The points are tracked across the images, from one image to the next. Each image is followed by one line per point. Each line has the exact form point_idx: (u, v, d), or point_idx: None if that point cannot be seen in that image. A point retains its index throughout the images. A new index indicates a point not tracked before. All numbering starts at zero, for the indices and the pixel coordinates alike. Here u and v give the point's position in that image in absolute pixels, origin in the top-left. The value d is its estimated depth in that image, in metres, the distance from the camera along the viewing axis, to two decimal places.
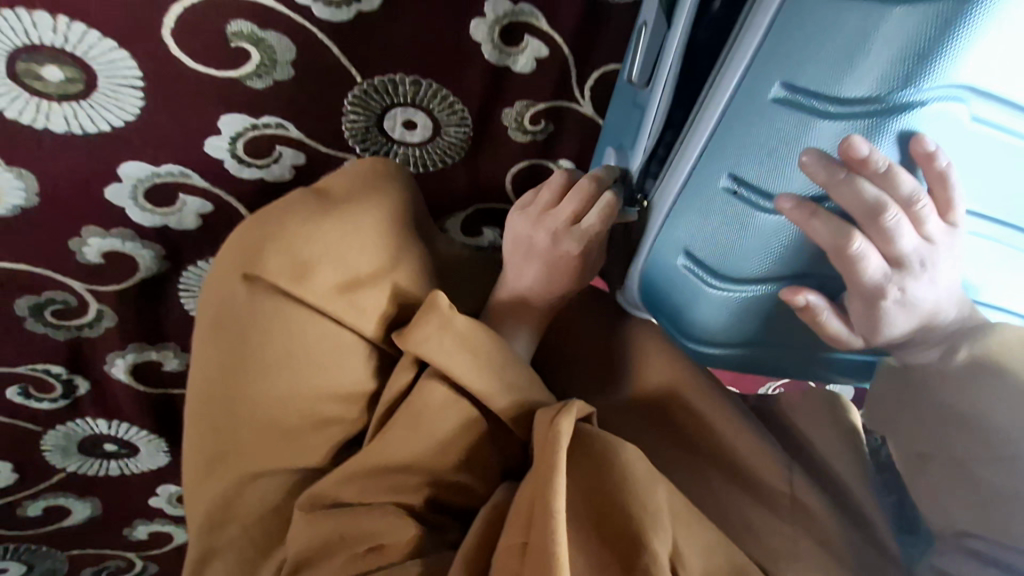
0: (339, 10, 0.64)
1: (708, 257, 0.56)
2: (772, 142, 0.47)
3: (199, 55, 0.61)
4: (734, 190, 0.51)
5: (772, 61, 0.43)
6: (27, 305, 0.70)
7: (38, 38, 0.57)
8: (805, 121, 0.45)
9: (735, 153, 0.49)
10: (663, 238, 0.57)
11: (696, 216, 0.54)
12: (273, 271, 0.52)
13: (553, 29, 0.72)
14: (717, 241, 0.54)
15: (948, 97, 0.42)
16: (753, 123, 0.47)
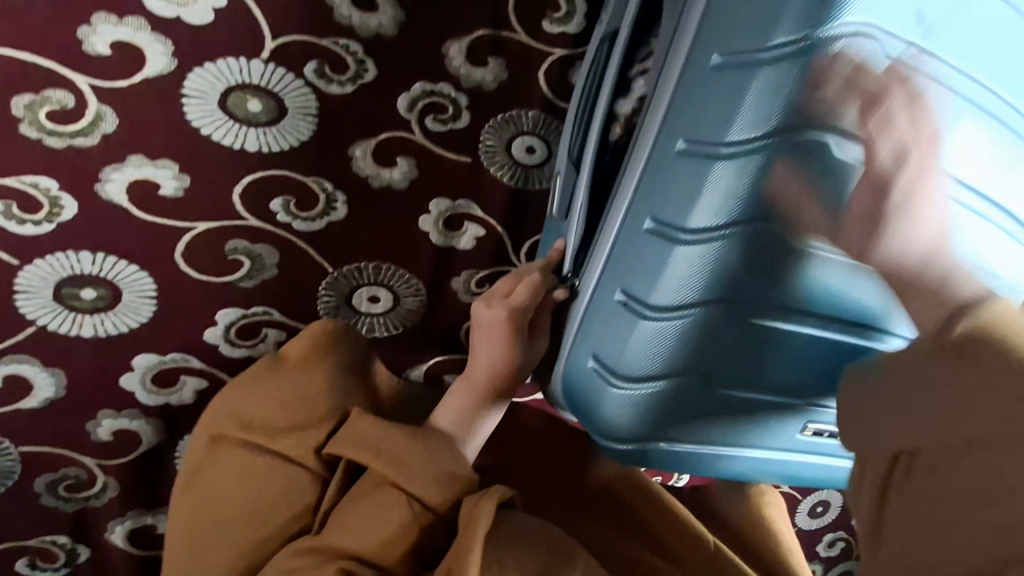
0: (313, 221, 0.82)
1: (614, 362, 0.64)
2: (646, 261, 0.58)
3: (202, 268, 0.79)
4: (625, 301, 0.61)
5: (646, 198, 0.57)
6: (44, 482, 0.81)
7: (80, 269, 0.74)
8: (668, 245, 0.56)
9: (624, 270, 0.61)
10: (580, 340, 0.67)
11: (601, 323, 0.64)
12: (237, 423, 0.73)
13: (486, 215, 0.90)
14: (616, 346, 0.63)
15: (764, 227, 0.54)
16: (633, 244, 0.59)
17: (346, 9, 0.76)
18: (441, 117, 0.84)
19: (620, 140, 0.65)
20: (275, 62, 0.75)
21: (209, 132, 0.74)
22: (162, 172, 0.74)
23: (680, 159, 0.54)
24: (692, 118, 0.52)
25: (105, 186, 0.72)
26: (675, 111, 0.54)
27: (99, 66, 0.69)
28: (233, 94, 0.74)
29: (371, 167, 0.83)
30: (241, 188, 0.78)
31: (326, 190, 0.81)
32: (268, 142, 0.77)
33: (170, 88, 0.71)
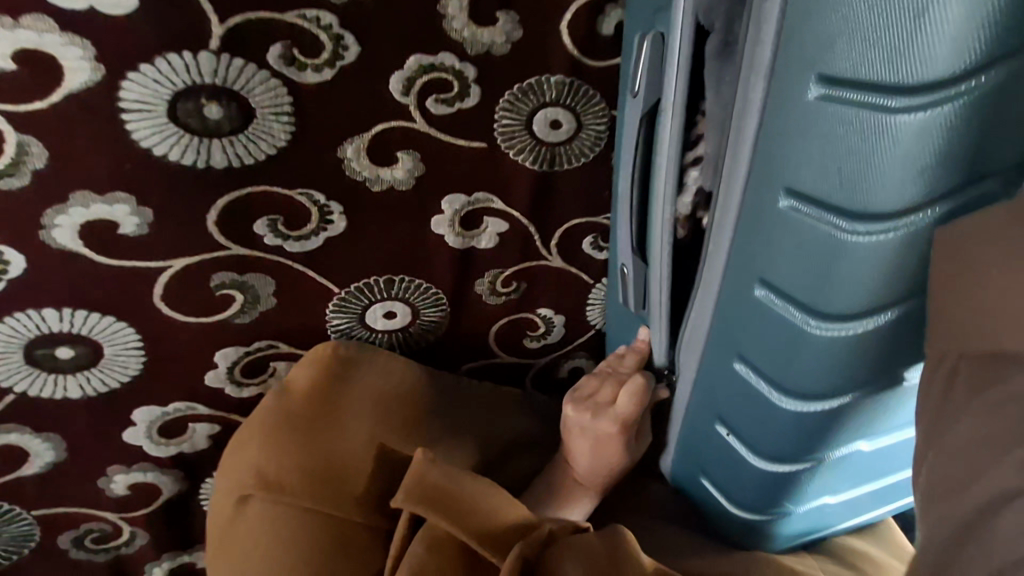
0: (308, 240, 0.69)
1: (742, 430, 0.59)
2: (781, 336, 0.52)
3: (188, 309, 0.68)
4: (750, 373, 0.56)
5: (751, 267, 0.52)
6: (69, 538, 0.76)
7: (48, 328, 0.64)
8: (802, 321, 0.50)
9: (750, 342, 0.54)
10: (699, 407, 0.64)
11: (725, 394, 0.59)
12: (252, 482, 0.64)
13: (508, 207, 0.76)
14: (747, 418, 0.58)
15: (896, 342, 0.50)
16: (755, 316, 0.53)
17: None
18: (445, 97, 0.68)
19: (688, 244, 0.61)
20: (227, 52, 0.58)
21: (163, 152, 0.60)
22: (117, 208, 0.61)
23: (773, 302, 0.51)
24: (796, 229, 0.47)
25: (52, 232, 0.60)
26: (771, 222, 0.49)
27: (7, 86, 0.54)
28: (183, 100, 0.58)
29: (368, 169, 0.68)
30: (216, 214, 0.64)
31: (319, 203, 0.68)
32: (238, 154, 0.62)
33: (102, 103, 0.56)
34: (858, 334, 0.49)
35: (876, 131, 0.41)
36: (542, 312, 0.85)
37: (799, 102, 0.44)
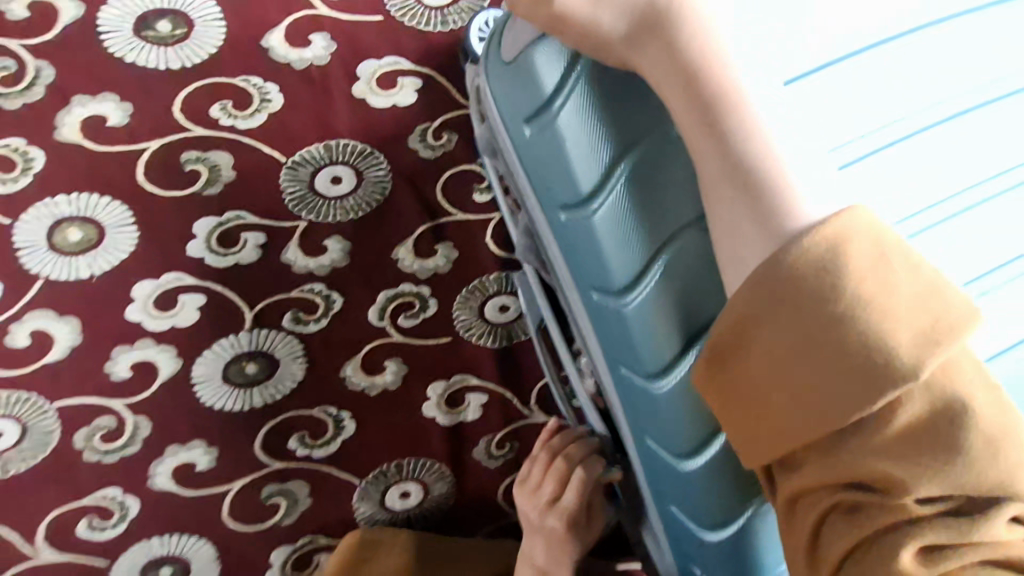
0: (329, 444, 0.89)
1: (703, 569, 0.68)
2: (675, 482, 0.64)
3: (248, 519, 0.87)
4: (677, 516, 0.67)
5: (636, 427, 0.66)
6: None
7: (154, 553, 0.84)
8: (678, 465, 0.62)
9: (664, 489, 0.67)
10: (671, 550, 0.73)
11: (676, 537, 0.70)
12: None
13: (483, 381, 0.93)
14: (695, 554, 0.68)
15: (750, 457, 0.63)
16: (656, 468, 0.66)
17: (301, 260, 0.87)
18: (411, 313, 0.90)
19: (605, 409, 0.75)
20: (257, 327, 0.85)
21: (223, 405, 0.85)
22: (195, 451, 0.85)
23: (657, 451, 0.64)
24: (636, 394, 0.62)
25: (155, 478, 0.84)
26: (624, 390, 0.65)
27: (124, 386, 0.82)
28: (232, 366, 0.85)
29: (364, 379, 0.89)
30: (260, 439, 0.87)
31: (333, 414, 0.89)
32: (272, 393, 0.86)
33: (182, 383, 0.84)
34: (716, 458, 0.61)
35: (627, 323, 0.57)
36: None
37: (594, 314, 0.62)
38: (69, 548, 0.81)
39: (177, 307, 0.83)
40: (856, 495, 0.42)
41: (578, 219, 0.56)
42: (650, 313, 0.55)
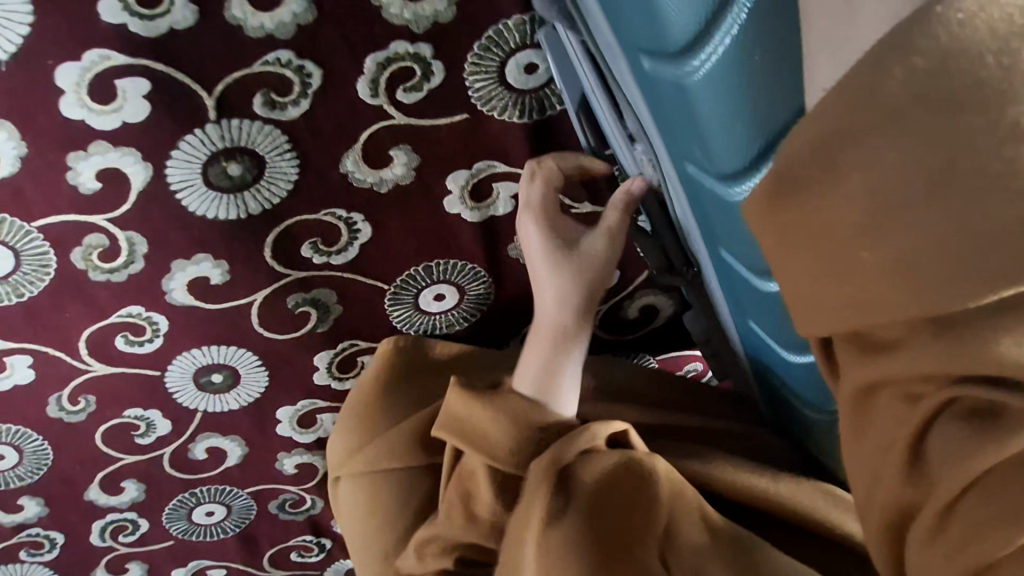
0: (347, 251, 0.79)
1: (789, 381, 0.65)
2: (759, 301, 0.58)
3: (279, 328, 0.83)
4: (762, 331, 0.62)
5: (713, 234, 0.58)
6: (274, 506, 1.02)
7: (201, 362, 0.85)
8: (756, 281, 0.56)
9: (749, 305, 0.61)
10: (753, 356, 0.70)
11: (760, 349, 0.66)
12: (355, 448, 0.78)
13: (514, 167, 0.75)
14: (779, 368, 0.65)
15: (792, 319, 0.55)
16: (739, 281, 0.60)
17: (254, 21, 0.64)
18: (412, 84, 0.69)
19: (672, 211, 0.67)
20: (225, 117, 0.68)
21: (215, 214, 0.74)
22: (203, 265, 0.77)
23: (736, 263, 0.58)
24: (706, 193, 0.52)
25: (172, 295, 0.78)
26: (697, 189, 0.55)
27: (99, 200, 0.71)
28: (211, 168, 0.71)
29: (369, 174, 0.73)
30: (270, 249, 0.77)
31: (343, 218, 0.76)
32: (266, 197, 0.73)
33: (161, 192, 0.71)
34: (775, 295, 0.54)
35: (689, 100, 0.48)
36: None
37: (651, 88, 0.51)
38: (116, 362, 0.84)
39: (119, 98, 0.66)
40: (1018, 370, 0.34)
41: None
42: (721, 72, 0.46)
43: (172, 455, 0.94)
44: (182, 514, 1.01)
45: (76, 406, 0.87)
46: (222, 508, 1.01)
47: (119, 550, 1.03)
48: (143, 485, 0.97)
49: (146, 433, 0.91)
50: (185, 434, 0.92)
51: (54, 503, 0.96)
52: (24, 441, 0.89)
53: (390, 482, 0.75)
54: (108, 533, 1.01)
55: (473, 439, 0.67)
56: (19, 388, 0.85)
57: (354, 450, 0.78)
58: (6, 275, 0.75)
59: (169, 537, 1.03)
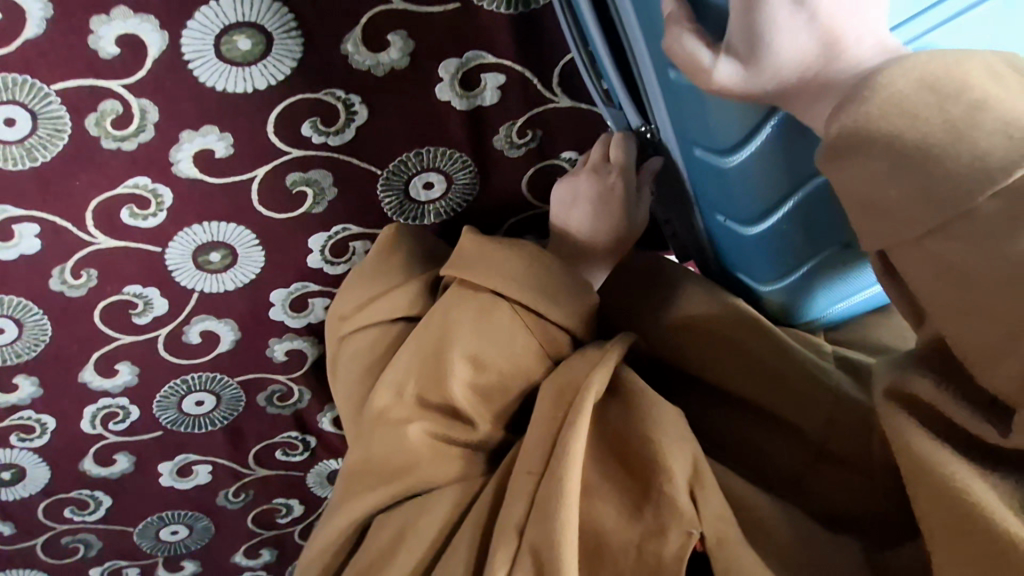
0: (343, 133, 0.86)
1: (728, 214, 0.67)
2: (694, 107, 0.59)
3: (277, 207, 0.89)
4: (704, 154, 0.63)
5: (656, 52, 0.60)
6: (263, 398, 1.08)
7: (200, 239, 0.91)
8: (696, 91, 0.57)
9: (690, 129, 0.63)
10: (696, 200, 0.73)
11: (700, 185, 0.68)
12: (355, 318, 0.84)
13: (500, 59, 0.83)
14: (718, 199, 0.67)
15: (787, 147, 0.59)
16: (679, 101, 0.61)
17: None
18: None
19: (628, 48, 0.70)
20: None
21: (223, 87, 0.80)
22: (210, 137, 0.83)
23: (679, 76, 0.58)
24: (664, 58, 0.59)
25: (178, 166, 0.84)
26: (658, 60, 0.59)
27: (117, 65, 0.77)
28: (223, 41, 0.77)
29: (369, 56, 0.81)
30: (273, 125, 0.84)
31: (341, 98, 0.83)
32: (272, 73, 0.80)
33: (175, 60, 0.78)
34: (772, 131, 0.57)
35: None
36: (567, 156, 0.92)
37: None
38: (120, 235, 0.89)
39: None
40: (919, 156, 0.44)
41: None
42: None
43: (167, 339, 0.99)
44: (173, 402, 1.06)
45: (78, 280, 0.92)
46: (212, 398, 1.06)
47: (109, 439, 1.08)
48: (137, 369, 1.01)
49: (143, 312, 0.96)
50: (181, 315, 0.97)
51: (47, 384, 1.00)
52: (25, 315, 0.93)
53: (387, 341, 0.82)
54: (99, 420, 1.05)
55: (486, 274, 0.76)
56: (23, 259, 0.89)
57: (354, 319, 0.85)
58: (23, 138, 0.80)
59: (159, 427, 1.08)
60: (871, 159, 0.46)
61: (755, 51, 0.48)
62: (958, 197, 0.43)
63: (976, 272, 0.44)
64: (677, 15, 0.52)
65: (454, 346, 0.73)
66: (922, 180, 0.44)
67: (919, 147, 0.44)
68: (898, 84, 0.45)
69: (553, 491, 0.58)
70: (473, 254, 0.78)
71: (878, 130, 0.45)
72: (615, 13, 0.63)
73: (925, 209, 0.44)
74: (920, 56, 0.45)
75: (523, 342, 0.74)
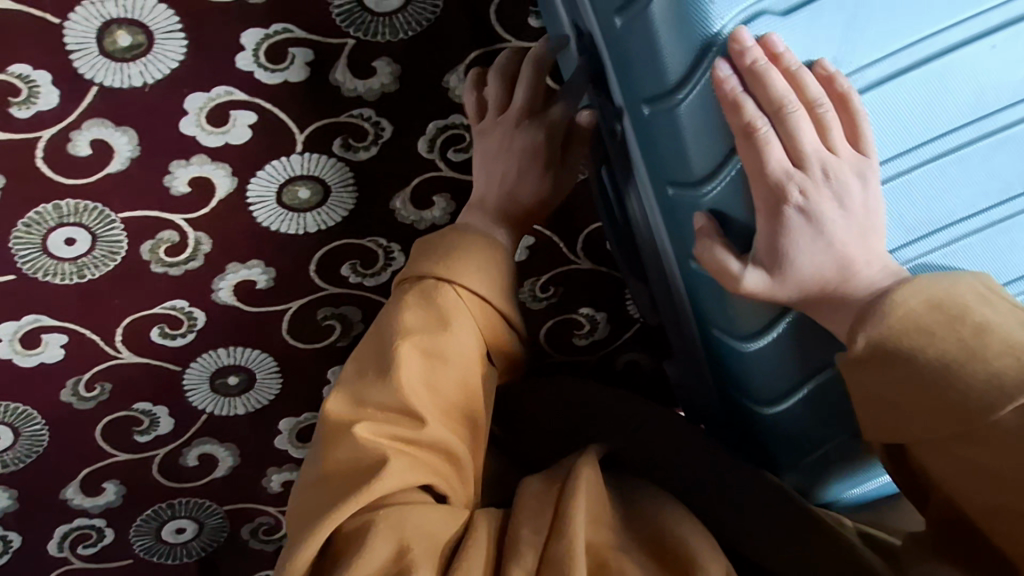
0: (380, 274, 0.92)
1: (740, 391, 0.70)
2: (712, 298, 0.64)
3: (304, 337, 0.93)
4: (718, 338, 0.68)
5: (681, 249, 0.65)
6: (248, 530, 1.03)
7: (222, 362, 0.92)
8: (717, 288, 0.63)
9: (704, 314, 0.68)
10: (707, 370, 0.76)
11: (711, 358, 0.72)
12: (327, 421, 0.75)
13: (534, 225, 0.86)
14: (731, 376, 0.70)
15: (803, 339, 0.63)
16: (697, 290, 0.66)
17: (350, 82, 0.81)
18: (461, 146, 0.88)
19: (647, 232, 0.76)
20: (308, 150, 0.85)
21: (277, 227, 0.87)
22: (254, 270, 0.88)
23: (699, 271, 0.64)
24: (688, 254, 0.65)
25: (218, 293, 0.88)
26: (681, 253, 0.65)
27: (185, 201, 0.84)
28: (285, 189, 0.85)
29: (412, 212, 0.90)
30: (315, 264, 0.89)
31: (383, 245, 0.91)
32: (325, 219, 0.88)
33: (239, 201, 0.85)
34: (788, 326, 0.62)
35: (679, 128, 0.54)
36: (584, 311, 0.98)
37: (656, 172, 0.61)
38: (145, 351, 0.91)
39: (229, 124, 0.81)
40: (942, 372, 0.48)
41: (637, 17, 0.52)
42: (702, 105, 0.53)
43: (163, 460, 0.96)
44: (150, 529, 1.00)
45: (91, 393, 0.92)
46: (194, 526, 1.01)
47: (73, 563, 1.00)
48: (123, 489, 0.97)
49: (146, 431, 0.94)
50: (183, 437, 0.95)
51: (25, 499, 0.95)
52: (25, 424, 0.91)
53: None
54: (67, 542, 0.99)
55: (445, 247, 0.70)
56: (42, 367, 0.89)
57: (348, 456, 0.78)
58: (78, 257, 0.85)
59: (130, 554, 1.01)
60: (891, 370, 0.50)
61: (779, 264, 0.55)
62: (976, 412, 0.46)
63: (1000, 478, 0.46)
64: (708, 227, 0.57)
65: (414, 343, 0.65)
66: (941, 394, 0.48)
67: (939, 362, 0.48)
68: (909, 303, 0.50)
69: (570, 564, 0.56)
70: (425, 243, 0.72)
71: (900, 348, 0.49)
72: (641, 208, 0.70)
73: (946, 416, 0.48)
74: (921, 279, 0.51)
75: (465, 319, 0.68)
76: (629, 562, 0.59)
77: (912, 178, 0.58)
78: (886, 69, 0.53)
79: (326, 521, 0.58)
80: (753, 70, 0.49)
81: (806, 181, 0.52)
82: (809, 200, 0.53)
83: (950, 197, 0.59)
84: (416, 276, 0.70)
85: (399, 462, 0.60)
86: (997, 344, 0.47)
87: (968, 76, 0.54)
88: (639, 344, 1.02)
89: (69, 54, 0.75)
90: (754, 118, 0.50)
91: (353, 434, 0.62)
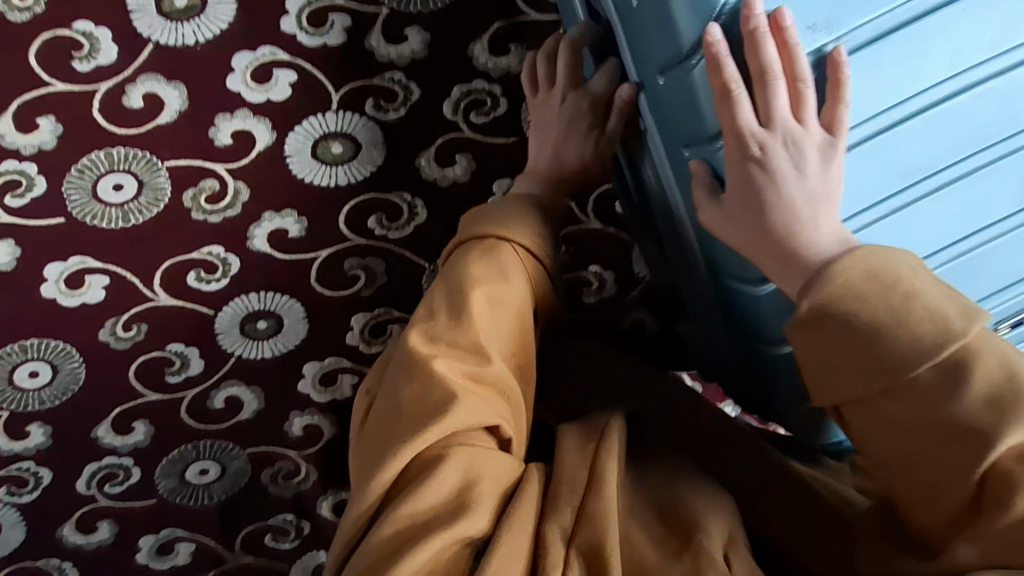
0: (403, 227, 0.99)
1: (742, 331, 0.77)
2: (709, 239, 0.71)
3: (331, 285, 0.99)
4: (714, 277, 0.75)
5: (684, 197, 0.72)
6: (269, 474, 1.07)
7: (253, 307, 0.98)
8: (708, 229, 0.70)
9: (705, 256, 0.74)
10: (714, 315, 0.82)
11: (716, 299, 0.79)
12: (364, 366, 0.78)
13: None
14: (732, 314, 0.77)
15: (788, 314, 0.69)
16: (699, 233, 0.73)
17: (383, 47, 0.90)
18: (482, 110, 0.95)
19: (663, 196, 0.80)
20: (343, 108, 0.92)
21: (310, 179, 0.94)
22: (287, 219, 0.95)
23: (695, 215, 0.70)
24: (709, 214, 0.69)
25: (253, 240, 0.95)
26: (686, 200, 0.72)
27: (227, 152, 0.91)
28: (320, 144, 0.93)
29: (436, 170, 0.97)
30: (343, 215, 0.96)
31: (407, 200, 0.98)
32: (354, 174, 0.95)
33: (277, 153, 0.92)
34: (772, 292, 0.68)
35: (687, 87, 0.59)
36: (593, 269, 1.05)
37: (666, 129, 0.67)
38: (181, 294, 0.97)
39: (272, 81, 0.89)
40: (885, 355, 0.46)
41: None
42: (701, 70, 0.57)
43: (191, 401, 1.02)
44: (176, 469, 1.05)
45: (128, 333, 0.97)
46: (217, 469, 1.06)
47: (99, 503, 1.04)
48: (152, 429, 1.02)
49: (178, 371, 1.00)
50: (211, 379, 1.01)
51: (59, 436, 1.00)
52: (64, 361, 0.96)
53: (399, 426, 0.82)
54: (95, 480, 1.03)
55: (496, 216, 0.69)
56: (84, 307, 0.95)
57: None
58: (125, 202, 0.91)
59: (154, 494, 1.05)
60: (827, 332, 0.48)
61: (733, 217, 0.59)
62: (899, 367, 0.45)
63: (907, 445, 0.46)
64: (700, 180, 0.63)
65: (483, 292, 0.63)
66: (873, 357, 0.47)
67: (867, 325, 0.47)
68: (848, 273, 0.48)
69: (606, 525, 0.52)
70: (484, 211, 0.71)
71: (833, 311, 0.48)
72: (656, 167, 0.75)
73: (867, 375, 0.47)
74: (863, 249, 0.50)
75: (519, 272, 0.66)
76: (636, 531, 0.55)
77: (907, 133, 0.60)
78: (879, 27, 0.55)
79: (399, 451, 0.54)
80: (753, 36, 0.52)
81: (768, 138, 0.55)
82: (769, 154, 0.56)
83: (955, 150, 0.62)
84: (475, 241, 0.68)
85: (471, 404, 0.56)
86: (922, 323, 0.46)
87: (962, 33, 0.57)
88: (645, 305, 1.07)
89: (132, 14, 0.85)
90: (731, 78, 0.53)
91: (424, 374, 0.58)
